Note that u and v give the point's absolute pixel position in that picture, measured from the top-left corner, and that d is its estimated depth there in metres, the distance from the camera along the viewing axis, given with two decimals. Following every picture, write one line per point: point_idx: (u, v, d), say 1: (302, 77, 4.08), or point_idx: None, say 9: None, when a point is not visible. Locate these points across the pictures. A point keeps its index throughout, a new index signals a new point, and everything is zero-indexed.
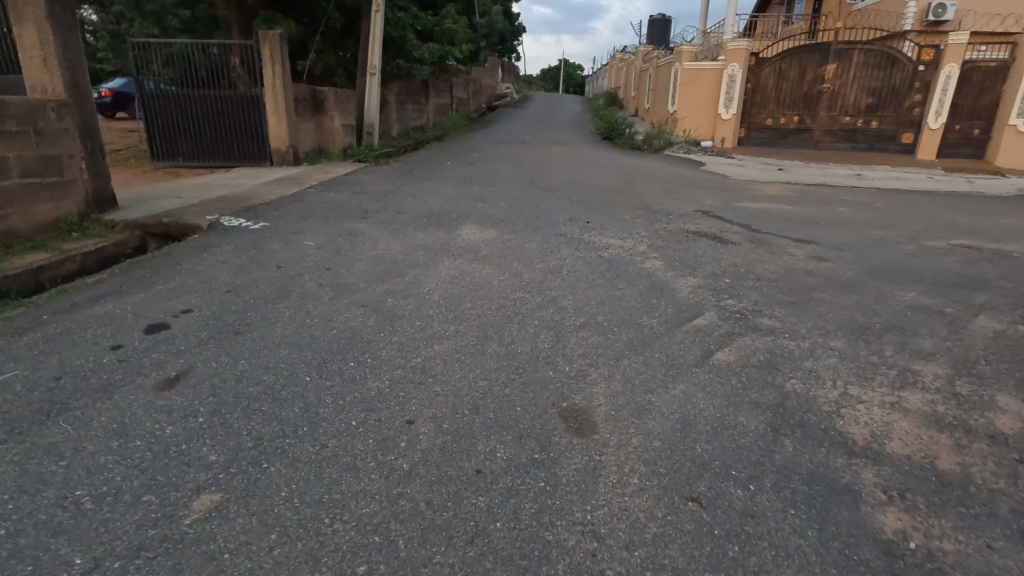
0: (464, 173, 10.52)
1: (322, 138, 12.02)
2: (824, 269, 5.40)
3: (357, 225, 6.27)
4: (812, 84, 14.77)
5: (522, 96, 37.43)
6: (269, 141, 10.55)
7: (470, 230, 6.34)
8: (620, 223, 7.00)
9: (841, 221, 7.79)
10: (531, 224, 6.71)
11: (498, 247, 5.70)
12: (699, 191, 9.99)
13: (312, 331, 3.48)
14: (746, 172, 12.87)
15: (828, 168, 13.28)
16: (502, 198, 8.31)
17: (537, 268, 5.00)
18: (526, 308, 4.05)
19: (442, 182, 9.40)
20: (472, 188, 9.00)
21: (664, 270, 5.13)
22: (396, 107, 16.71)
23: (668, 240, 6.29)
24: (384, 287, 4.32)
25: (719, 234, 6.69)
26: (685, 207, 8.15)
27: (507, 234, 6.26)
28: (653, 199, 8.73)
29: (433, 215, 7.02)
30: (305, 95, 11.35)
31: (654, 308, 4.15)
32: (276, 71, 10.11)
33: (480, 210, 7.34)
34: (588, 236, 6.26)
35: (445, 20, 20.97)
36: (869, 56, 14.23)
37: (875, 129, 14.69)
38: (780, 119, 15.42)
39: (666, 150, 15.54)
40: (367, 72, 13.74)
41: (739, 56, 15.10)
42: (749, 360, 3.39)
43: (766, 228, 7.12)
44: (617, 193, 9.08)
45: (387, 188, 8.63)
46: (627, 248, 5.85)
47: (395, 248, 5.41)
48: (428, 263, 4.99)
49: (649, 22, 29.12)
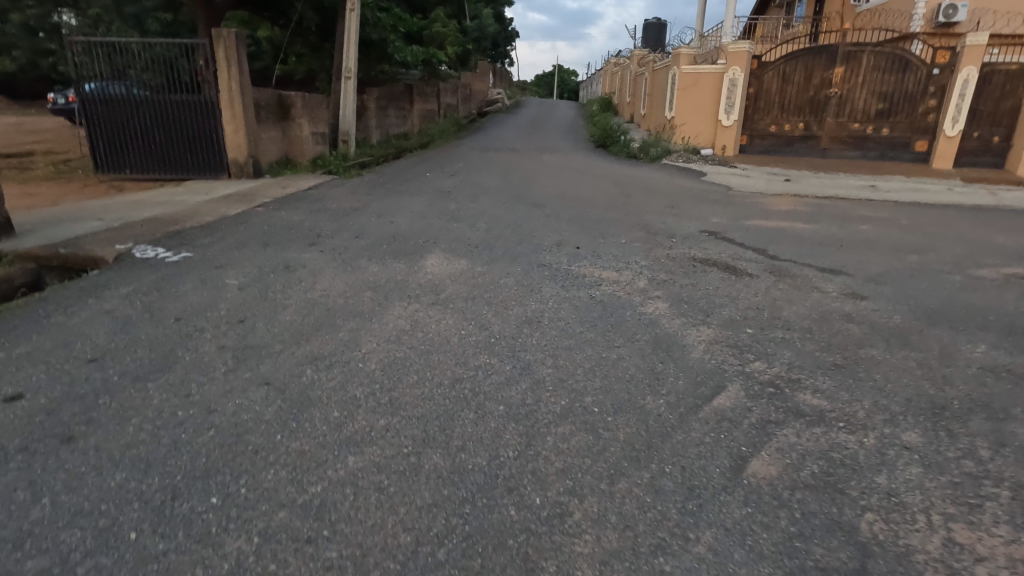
0: (444, 186, 9.53)
1: (289, 147, 11.00)
2: (863, 311, 4.43)
3: (302, 255, 5.26)
4: (819, 89, 13.88)
5: (514, 103, 36.50)
6: (227, 151, 9.52)
7: (437, 260, 5.34)
8: (615, 249, 6.00)
9: (866, 243, 6.85)
10: (509, 252, 5.71)
11: (468, 283, 4.70)
12: (703, 206, 9.04)
13: (176, 433, 2.45)
14: (750, 183, 11.96)
15: (839, 178, 12.36)
16: (481, 217, 7.32)
17: (511, 316, 3.98)
18: (491, 382, 3.03)
19: (417, 198, 8.40)
20: (449, 205, 8.00)
21: (669, 316, 4.14)
22: (378, 114, 15.73)
23: (673, 270, 5.31)
24: (304, 351, 3.29)
25: (730, 262, 5.71)
26: (688, 228, 7.19)
27: (482, 263, 5.28)
28: (652, 217, 7.75)
29: (398, 239, 6.02)
30: (269, 101, 10.35)
31: (658, 380, 3.15)
32: (232, 74, 9.10)
33: (454, 234, 6.34)
34: (577, 268, 5.25)
35: (434, 24, 20.45)
36: (880, 59, 13.34)
37: (886, 136, 13.81)
38: (784, 126, 14.52)
39: (663, 158, 14.62)
40: (343, 75, 12.75)
41: (740, 59, 14.24)
42: (798, 476, 2.38)
43: (785, 253, 6.17)
44: (612, 210, 8.08)
45: (352, 205, 7.63)
46: (623, 284, 4.85)
47: (339, 288, 4.40)
48: (374, 310, 3.97)
49: (644, 25, 28.26)
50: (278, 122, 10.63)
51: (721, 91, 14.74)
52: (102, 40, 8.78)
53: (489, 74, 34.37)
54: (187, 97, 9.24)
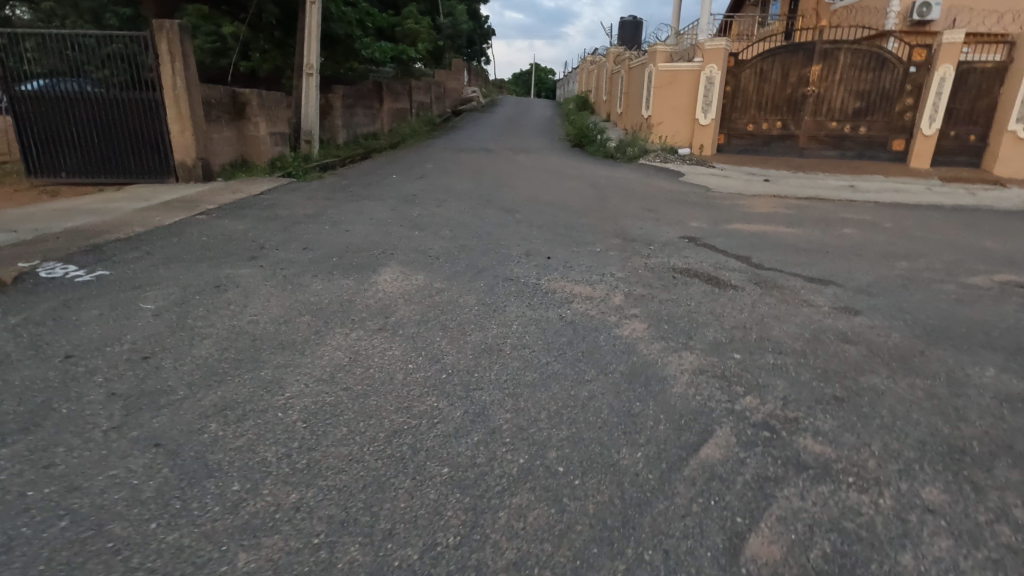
0: (410, 189, 9.00)
1: (245, 148, 10.32)
2: (859, 329, 4.03)
3: (238, 271, 4.69)
4: (796, 87, 13.67)
5: (489, 101, 35.89)
6: (173, 152, 8.81)
7: (391, 274, 4.80)
8: (587, 258, 5.54)
9: (852, 248, 6.51)
10: (473, 264, 5.19)
11: (424, 302, 4.19)
12: (682, 209, 8.65)
13: (16, 527, 1.89)
14: (729, 184, 11.65)
15: (818, 178, 12.12)
16: (446, 224, 6.81)
17: (467, 345, 3.47)
18: (437, 434, 2.53)
19: (378, 202, 7.86)
20: (413, 210, 7.47)
21: (646, 340, 3.68)
22: (346, 113, 15.08)
23: (651, 283, 4.87)
24: (213, 398, 2.73)
25: (712, 273, 5.28)
26: (667, 234, 6.79)
27: (442, 278, 4.77)
28: (628, 222, 7.32)
29: (351, 251, 5.48)
30: (222, 99, 9.71)
31: (634, 425, 2.67)
32: (177, 70, 8.41)
33: (414, 243, 5.82)
34: (546, 283, 4.77)
35: (406, 21, 19.93)
36: (857, 57, 13.17)
37: (864, 135, 13.63)
38: (762, 125, 14.27)
39: (640, 158, 14.27)
40: (305, 71, 12.10)
41: (717, 56, 13.99)
42: (806, 560, 1.93)
43: (768, 261, 5.79)
44: (587, 215, 7.64)
45: (306, 212, 7.05)
46: (597, 301, 4.37)
47: (274, 311, 3.85)
48: (309, 340, 3.43)
49: (620, 23, 27.98)
50: (232, 121, 9.94)
51: (698, 89, 14.48)
52: (33, 32, 8.16)
53: (464, 72, 33.78)
54: (126, 93, 8.48)
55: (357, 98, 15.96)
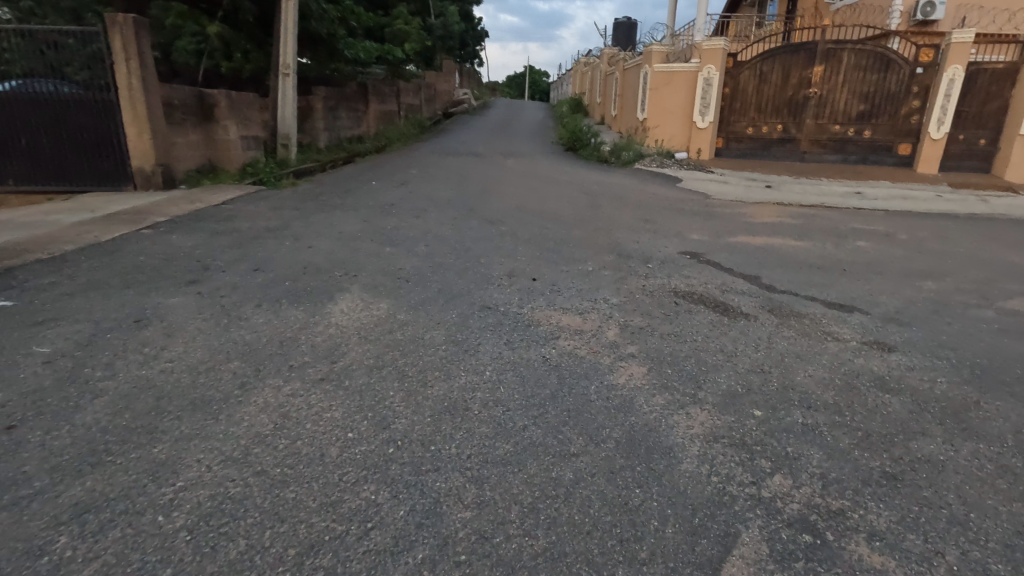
0: (389, 197, 8.38)
1: (213, 153, 9.63)
2: (895, 372, 3.42)
3: (170, 299, 4.02)
4: (797, 89, 13.13)
5: (481, 103, 35.28)
6: (131, 158, 8.12)
7: (351, 302, 4.15)
8: (577, 280, 4.92)
9: (870, 265, 5.90)
10: (446, 288, 4.56)
11: (383, 339, 3.54)
12: (682, 219, 8.04)
13: None
14: (729, 190, 11.06)
15: (822, 184, 11.54)
16: (423, 238, 6.17)
17: (427, 401, 2.82)
18: (369, 551, 1.88)
19: (352, 213, 7.23)
20: (388, 222, 6.82)
21: (645, 391, 3.05)
22: (328, 116, 14.41)
23: (650, 311, 4.25)
24: (77, 494, 2.07)
25: (718, 297, 4.65)
26: (666, 249, 6.17)
27: (409, 306, 4.12)
28: (623, 235, 6.70)
29: (310, 272, 4.82)
30: (188, 101, 9.04)
31: (634, 530, 2.02)
32: (133, 69, 7.71)
33: (382, 262, 5.18)
34: (529, 313, 4.12)
35: (396, 21, 19.47)
36: (861, 57, 12.63)
37: (868, 139, 13.06)
38: (762, 128, 13.71)
39: (636, 163, 13.67)
40: (280, 71, 11.43)
41: (715, 57, 13.45)
42: None
43: (780, 281, 5.17)
44: (578, 227, 7.02)
45: (269, 224, 6.40)
46: (588, 336, 3.73)
47: (197, 356, 3.18)
48: (230, 399, 2.76)
49: (614, 24, 27.44)
50: (199, 123, 9.26)
51: (695, 91, 13.92)
52: None
53: (455, 74, 33.11)
54: (81, 96, 7.87)
55: (340, 100, 15.30)
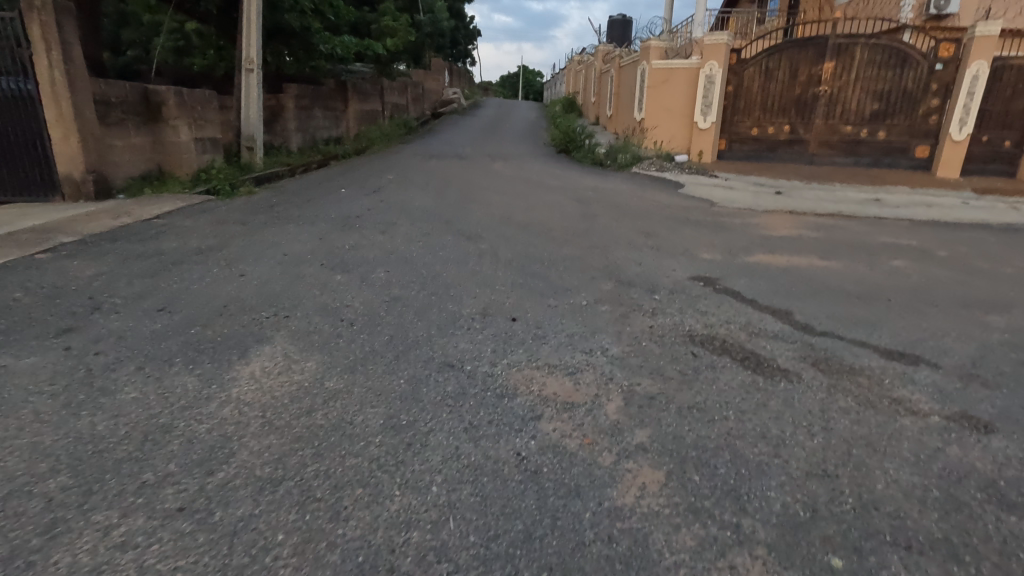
0: (356, 208, 7.38)
1: (162, 156, 8.59)
2: (1007, 471, 2.45)
3: (23, 361, 3.01)
4: (806, 86, 12.29)
5: (472, 103, 34.25)
6: (57, 164, 7.07)
7: (267, 360, 3.15)
8: (568, 321, 3.94)
9: (917, 291, 4.97)
10: (399, 335, 3.57)
11: (301, 425, 2.55)
12: (688, 233, 7.08)
13: None
14: (736, 197, 10.15)
15: (836, 190, 10.63)
16: (384, 261, 5.18)
17: (332, 557, 1.83)
18: None
19: (308, 229, 6.23)
20: (347, 240, 5.81)
21: (664, 521, 2.06)
22: (303, 116, 13.37)
23: (663, 368, 3.29)
24: None
25: (744, 344, 3.69)
26: (674, 273, 5.20)
27: (347, 366, 3.14)
28: (623, 255, 5.73)
29: (232, 312, 3.82)
30: (130, 99, 8.01)
31: None
32: (55, 61, 6.67)
33: (327, 296, 4.20)
34: (503, 375, 3.13)
35: (382, 17, 18.55)
36: (875, 53, 11.76)
37: (882, 140, 12.18)
38: (767, 129, 12.84)
39: (633, 166, 12.72)
40: (243, 66, 10.40)
41: (717, 53, 12.58)
42: None
43: (817, 318, 4.22)
44: (570, 245, 6.05)
45: (204, 244, 5.39)
46: (579, 415, 2.75)
47: (11, 467, 2.18)
48: (11, 562, 1.75)
49: (608, 22, 26.51)
50: (143, 124, 8.22)
51: (696, 89, 13.01)
52: None
53: (445, 72, 32.08)
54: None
55: (317, 99, 14.25)
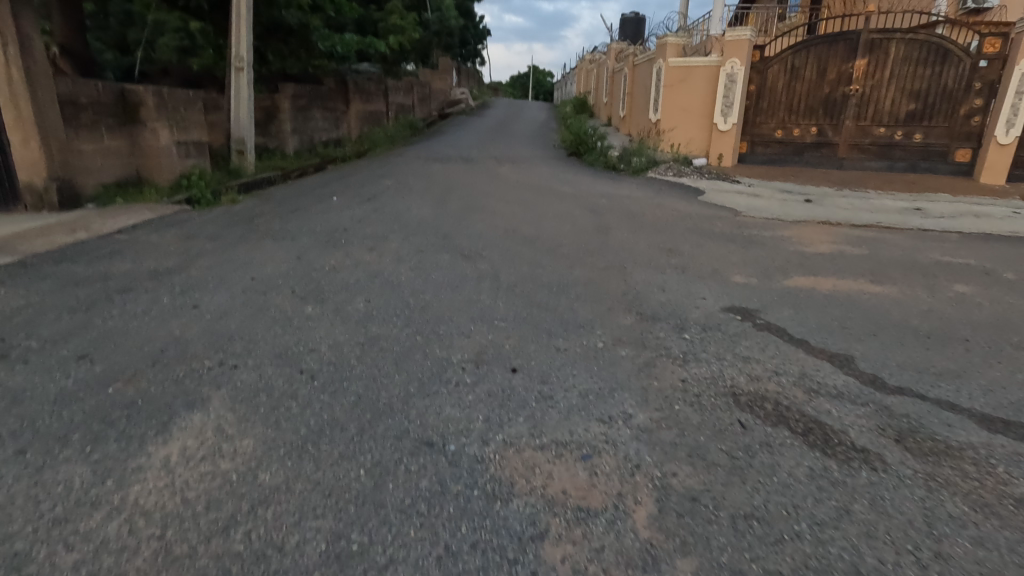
0: (346, 220, 6.67)
1: (140, 162, 7.96)
2: None
3: None
4: (835, 85, 11.57)
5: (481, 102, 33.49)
6: (17, 171, 6.45)
7: (191, 437, 2.44)
8: (581, 374, 3.20)
9: (995, 328, 4.17)
10: (368, 396, 2.85)
11: (213, 551, 1.85)
12: (714, 250, 6.31)
13: None
14: (761, 204, 9.38)
15: (871, 197, 9.80)
16: (367, 287, 4.47)
17: None
18: None
19: (287, 246, 5.54)
20: (329, 260, 5.13)
21: None
22: (300, 117, 12.70)
23: (704, 445, 2.57)
24: None
25: (804, 409, 2.92)
26: (705, 304, 4.43)
27: (300, 441, 2.46)
28: (642, 278, 5.00)
29: (170, 359, 3.13)
30: (104, 100, 7.37)
31: None
32: (10, 58, 6.03)
33: (291, 337, 3.49)
34: (496, 461, 2.39)
35: (390, 16, 18.15)
36: (912, 48, 10.97)
37: (918, 143, 11.31)
38: (792, 130, 12.12)
39: (649, 170, 11.97)
40: (233, 65, 9.76)
41: (739, 50, 11.92)
42: None
43: (886, 369, 3.44)
44: (582, 266, 5.31)
45: (162, 266, 4.70)
46: (596, 534, 2.02)
47: None
48: None
49: (620, 20, 25.67)
50: (118, 127, 7.58)
51: (716, 89, 12.36)
52: None
53: (453, 71, 31.34)
54: None
55: (316, 99, 13.57)
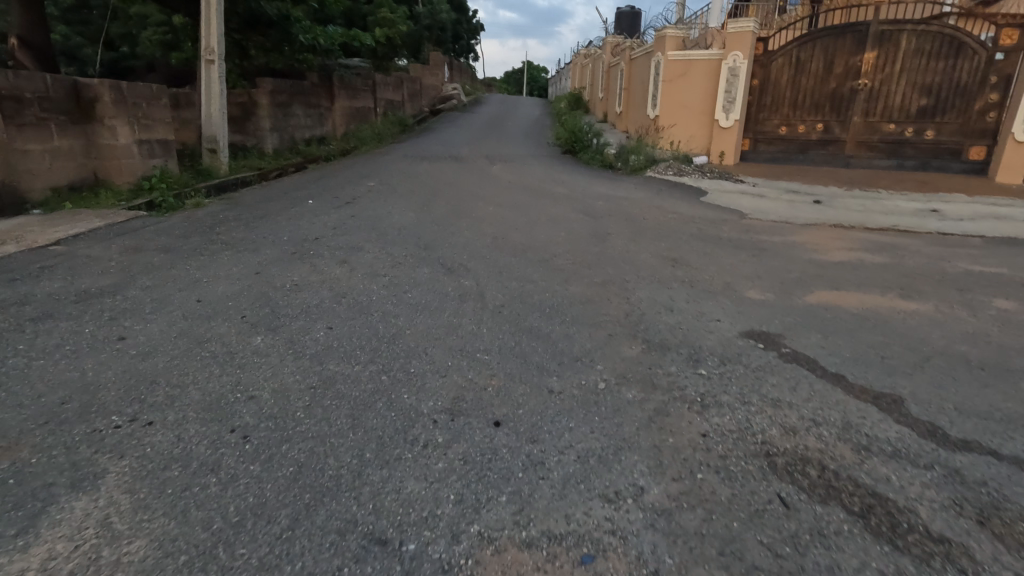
0: (318, 228, 6.07)
1: (96, 162, 7.34)
2: None
3: None
4: (843, 80, 11.05)
5: (473, 98, 32.74)
6: None
7: (65, 538, 1.85)
8: (580, 428, 2.62)
9: None
10: (311, 467, 2.25)
11: None
12: (723, 259, 5.74)
13: None
14: (768, 206, 8.84)
15: (883, 198, 9.28)
16: (331, 310, 3.87)
17: None
18: None
19: (248, 259, 4.93)
20: (294, 276, 4.54)
21: None
22: (280, 114, 12.02)
23: (742, 535, 1.99)
24: None
25: (856, 476, 2.35)
26: (719, 327, 3.86)
27: (215, 540, 1.88)
28: (647, 296, 4.43)
29: (73, 413, 2.54)
30: (53, 95, 6.72)
31: None
32: None
33: (228, 379, 2.90)
34: (468, 569, 1.81)
35: (380, 9, 17.79)
36: (924, 41, 10.44)
37: (930, 140, 10.78)
38: (797, 127, 11.59)
39: (647, 168, 11.40)
40: (203, 57, 9.10)
41: (742, 42, 11.37)
42: None
43: (947, 416, 2.86)
44: (579, 281, 4.73)
45: (97, 285, 4.10)
46: None
47: None
48: None
49: (616, 14, 25.06)
50: (70, 125, 6.98)
51: (717, 84, 11.83)
52: None
53: (444, 66, 30.53)
54: None
55: (297, 95, 12.88)
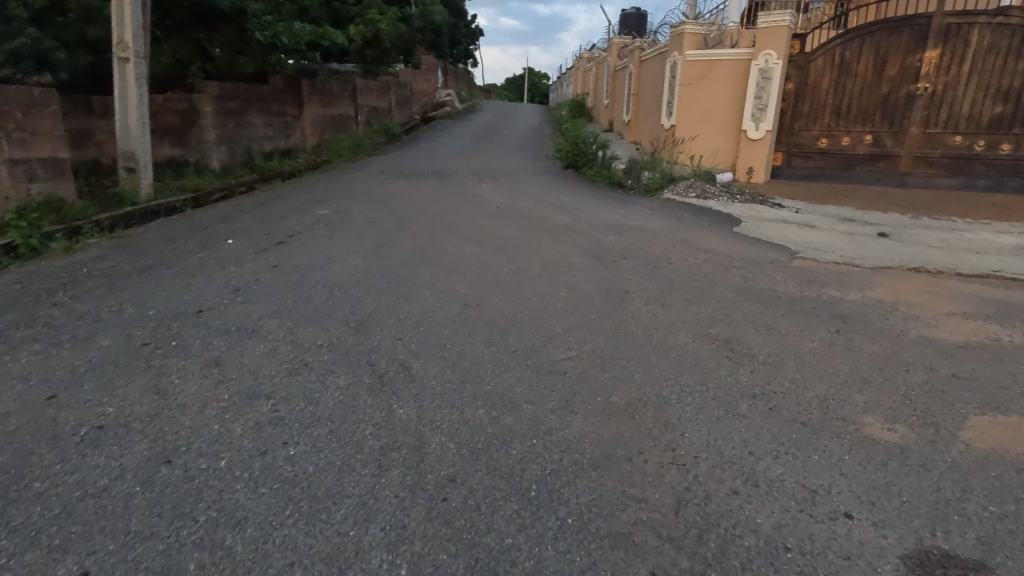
0: (213, 290, 4.25)
1: None
2: None
3: None
4: (898, 83, 9.23)
5: (469, 105, 31.05)
6: None
7: None
8: None
9: None
10: None
11: None
12: (797, 342, 3.89)
13: None
14: (820, 239, 7.03)
15: (962, 229, 7.46)
16: (118, 510, 2.04)
17: None
18: None
19: (62, 361, 3.11)
20: (113, 403, 2.71)
21: None
22: (230, 124, 10.22)
23: None
24: None
25: None
26: (860, 547, 2.01)
27: None
28: (705, 446, 2.57)
29: None
30: None
31: None
32: None
33: None
34: None
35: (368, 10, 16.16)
36: (1000, 36, 8.63)
37: (1006, 156, 8.91)
38: (841, 139, 9.77)
39: (664, 189, 9.60)
40: (116, 55, 7.31)
41: (776, 39, 9.57)
42: None
43: None
44: (586, 404, 2.88)
45: None
46: None
47: None
48: None
49: (620, 16, 23.34)
50: None
51: (745, 88, 10.04)
52: None
53: (439, 71, 28.77)
54: None
55: (255, 101, 11.07)
